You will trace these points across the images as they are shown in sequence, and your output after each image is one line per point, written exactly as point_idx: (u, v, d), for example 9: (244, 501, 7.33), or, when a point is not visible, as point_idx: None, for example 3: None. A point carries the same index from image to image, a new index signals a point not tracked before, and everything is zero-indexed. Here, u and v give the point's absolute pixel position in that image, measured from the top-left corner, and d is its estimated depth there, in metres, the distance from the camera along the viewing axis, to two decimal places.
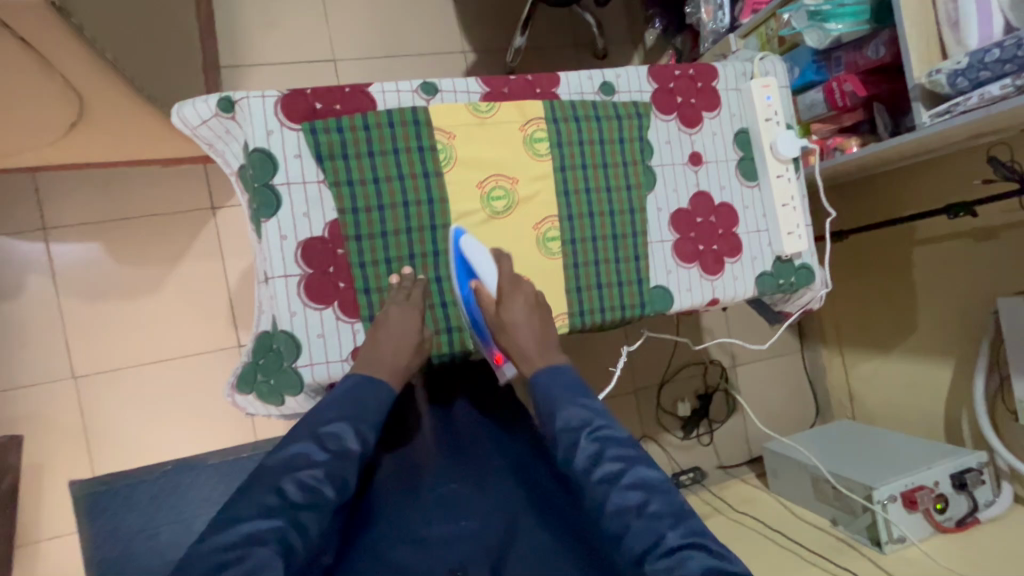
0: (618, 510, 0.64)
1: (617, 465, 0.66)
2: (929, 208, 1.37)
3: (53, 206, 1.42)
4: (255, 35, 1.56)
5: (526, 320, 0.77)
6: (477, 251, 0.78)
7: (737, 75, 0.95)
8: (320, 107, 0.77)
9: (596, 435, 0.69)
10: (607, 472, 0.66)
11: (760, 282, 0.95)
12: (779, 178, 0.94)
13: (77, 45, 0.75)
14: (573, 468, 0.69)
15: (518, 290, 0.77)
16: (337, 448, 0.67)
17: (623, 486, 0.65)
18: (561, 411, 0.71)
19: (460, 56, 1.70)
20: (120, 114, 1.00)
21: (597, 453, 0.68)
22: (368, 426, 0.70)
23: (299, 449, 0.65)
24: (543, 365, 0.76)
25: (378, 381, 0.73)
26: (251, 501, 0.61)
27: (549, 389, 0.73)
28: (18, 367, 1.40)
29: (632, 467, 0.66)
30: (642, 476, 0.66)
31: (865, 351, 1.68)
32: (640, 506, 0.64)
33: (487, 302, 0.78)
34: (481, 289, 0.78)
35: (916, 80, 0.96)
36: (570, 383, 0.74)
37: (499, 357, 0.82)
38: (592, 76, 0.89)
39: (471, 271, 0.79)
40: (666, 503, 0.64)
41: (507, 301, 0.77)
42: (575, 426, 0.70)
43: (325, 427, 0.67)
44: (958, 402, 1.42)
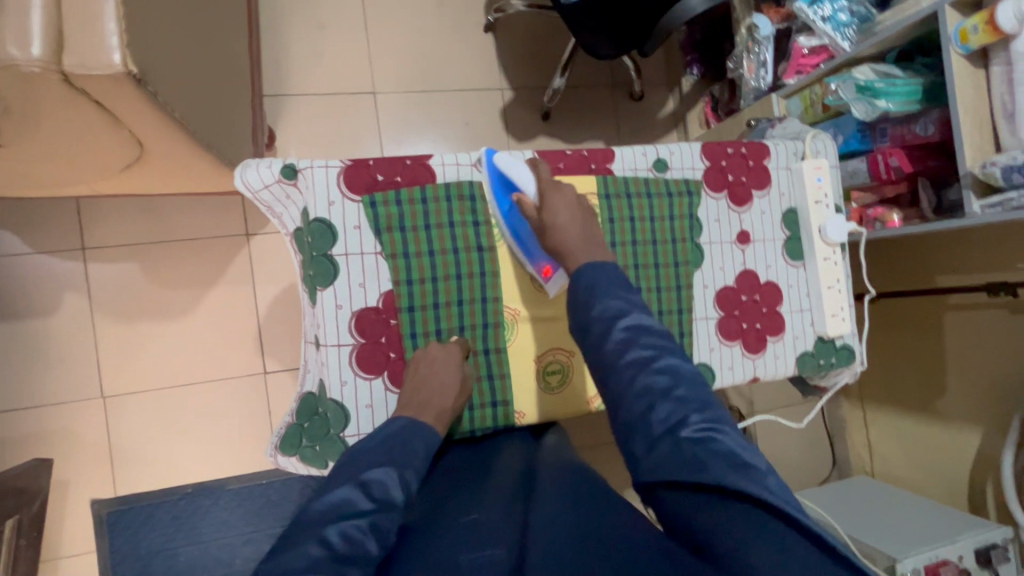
0: (646, 389, 0.59)
1: (651, 351, 0.61)
2: (967, 278, 1.37)
3: (95, 228, 1.44)
4: (299, 66, 1.58)
5: (571, 218, 0.75)
6: (517, 164, 0.79)
7: (788, 155, 0.96)
8: (381, 179, 0.79)
9: (630, 324, 0.64)
10: (636, 357, 0.61)
11: (800, 362, 0.95)
12: (826, 260, 0.94)
13: (148, 107, 0.76)
14: (601, 351, 0.63)
15: (560, 194, 0.77)
16: (384, 498, 0.57)
17: (654, 369, 0.60)
18: (598, 299, 0.66)
19: (498, 93, 1.72)
20: (176, 159, 1.01)
21: (631, 338, 0.62)
22: (413, 473, 0.62)
23: (342, 496, 0.57)
24: (585, 257, 0.72)
25: (422, 424, 0.69)
26: (296, 553, 0.51)
27: (587, 277, 0.69)
28: (50, 385, 1.41)
29: (664, 357, 0.61)
30: (672, 364, 0.61)
31: (890, 410, 1.65)
32: (669, 390, 0.59)
33: (529, 211, 0.77)
34: (524, 198, 0.77)
35: (968, 168, 0.96)
36: (612, 275, 0.69)
37: (547, 269, 0.79)
38: (646, 152, 0.90)
39: (514, 184, 0.79)
40: (696, 391, 0.59)
41: (547, 200, 0.76)
42: (611, 314, 0.65)
43: (369, 473, 0.59)
44: (985, 469, 1.39)
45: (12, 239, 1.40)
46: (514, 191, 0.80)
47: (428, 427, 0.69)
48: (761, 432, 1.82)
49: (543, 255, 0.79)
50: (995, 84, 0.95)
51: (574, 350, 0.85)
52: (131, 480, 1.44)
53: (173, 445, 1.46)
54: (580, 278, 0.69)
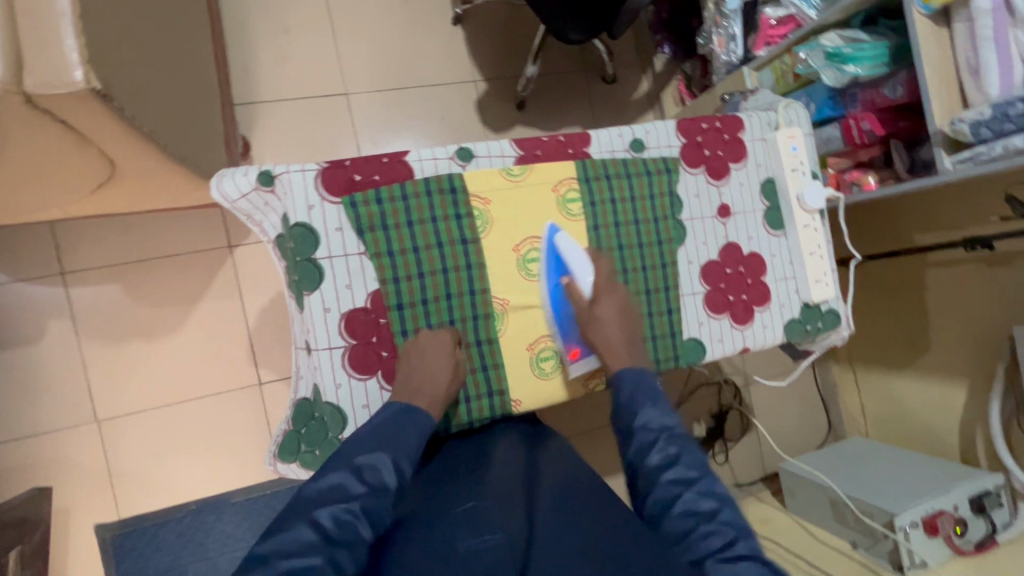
0: (687, 510, 0.59)
1: (691, 470, 0.63)
2: (945, 235, 1.40)
3: (73, 251, 1.42)
4: (268, 72, 1.56)
5: (615, 317, 0.80)
6: (575, 251, 0.82)
7: (762, 125, 0.97)
8: (359, 178, 0.78)
9: (673, 440, 0.66)
10: (678, 473, 0.63)
11: (788, 329, 0.96)
12: (806, 227, 0.96)
13: (116, 123, 0.75)
14: (643, 462, 0.65)
15: (612, 290, 0.82)
16: (376, 482, 0.59)
17: (696, 491, 0.61)
18: (642, 411, 0.70)
19: (471, 85, 1.71)
20: (149, 175, 1.00)
21: (674, 454, 0.65)
22: (406, 459, 0.63)
23: (336, 481, 0.58)
24: (630, 363, 0.77)
25: (415, 410, 0.70)
26: (286, 536, 0.52)
27: (631, 389, 0.73)
28: (41, 414, 1.39)
29: (706, 477, 0.63)
30: (713, 486, 0.62)
31: (879, 370, 1.68)
32: (711, 512, 0.59)
33: (578, 298, 0.82)
34: (574, 285, 0.82)
35: (938, 127, 0.98)
36: (652, 391, 0.73)
37: (575, 352, 0.84)
38: (623, 133, 0.90)
39: (566, 267, 0.83)
40: (736, 518, 0.60)
41: (601, 299, 0.81)
42: (655, 428, 0.68)
43: (362, 458, 0.61)
44: (973, 420, 1.43)
45: None
46: (564, 272, 0.84)
47: (422, 413, 0.70)
48: (756, 402, 1.85)
49: (576, 338, 0.84)
50: (958, 42, 0.97)
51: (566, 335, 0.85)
52: (133, 501, 1.43)
53: (173, 464, 1.45)
54: (623, 384, 0.74)
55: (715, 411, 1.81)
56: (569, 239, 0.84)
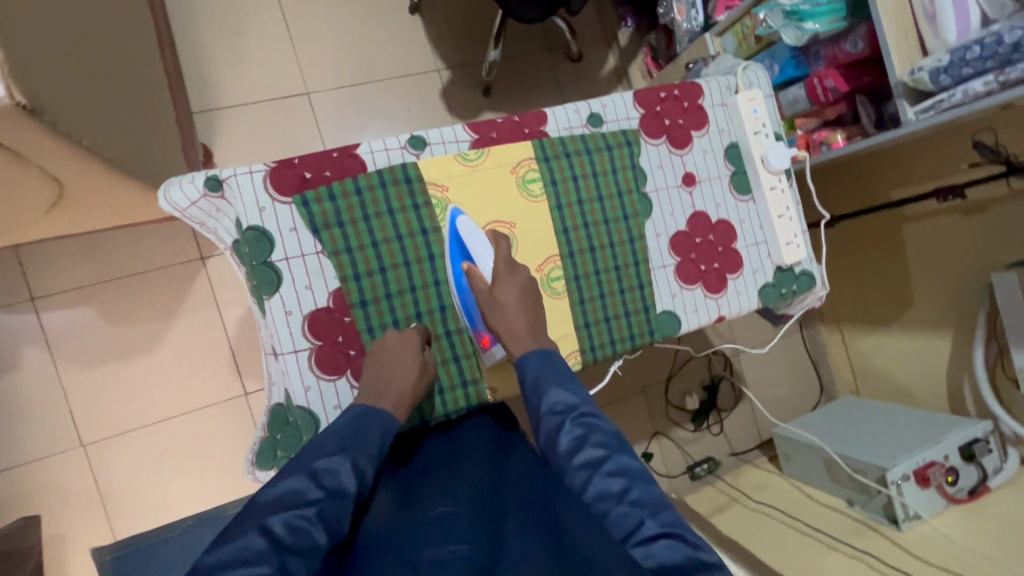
0: (599, 496, 0.58)
1: (600, 449, 0.61)
2: (918, 187, 1.39)
3: (41, 276, 1.39)
4: (224, 77, 1.53)
5: (519, 302, 0.75)
6: (474, 232, 0.78)
7: (721, 90, 0.95)
8: (309, 176, 0.77)
9: (581, 420, 0.64)
10: (587, 455, 0.61)
11: (763, 294, 0.96)
12: (773, 190, 0.94)
13: (52, 139, 0.73)
14: (555, 449, 0.63)
15: (515, 273, 0.77)
16: (334, 486, 0.59)
17: (605, 472, 0.60)
18: (549, 392, 0.67)
19: (434, 75, 1.67)
20: (103, 191, 0.97)
21: (581, 436, 0.63)
22: (367, 460, 0.64)
23: (291, 486, 0.58)
24: (534, 347, 0.73)
25: (378, 410, 0.70)
26: (235, 543, 0.51)
27: (537, 372, 0.70)
28: (25, 444, 1.38)
29: (614, 455, 0.61)
30: (623, 464, 0.61)
31: (865, 327, 1.69)
32: (622, 492, 0.58)
33: (480, 284, 0.76)
34: (474, 271, 0.76)
35: (899, 78, 0.97)
36: (558, 369, 0.70)
37: (486, 339, 0.79)
38: (579, 108, 0.89)
39: (466, 253, 0.79)
40: (647, 492, 0.59)
41: (502, 283, 0.76)
42: (561, 410, 0.65)
43: (321, 462, 0.61)
44: (959, 371, 1.43)
45: None
46: (467, 259, 0.79)
47: (383, 411, 0.70)
48: (747, 370, 1.85)
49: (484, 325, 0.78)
50: None
51: None
52: (128, 523, 1.42)
53: (165, 482, 1.44)
54: (527, 370, 0.70)
55: (706, 382, 1.81)
56: (471, 222, 0.79)
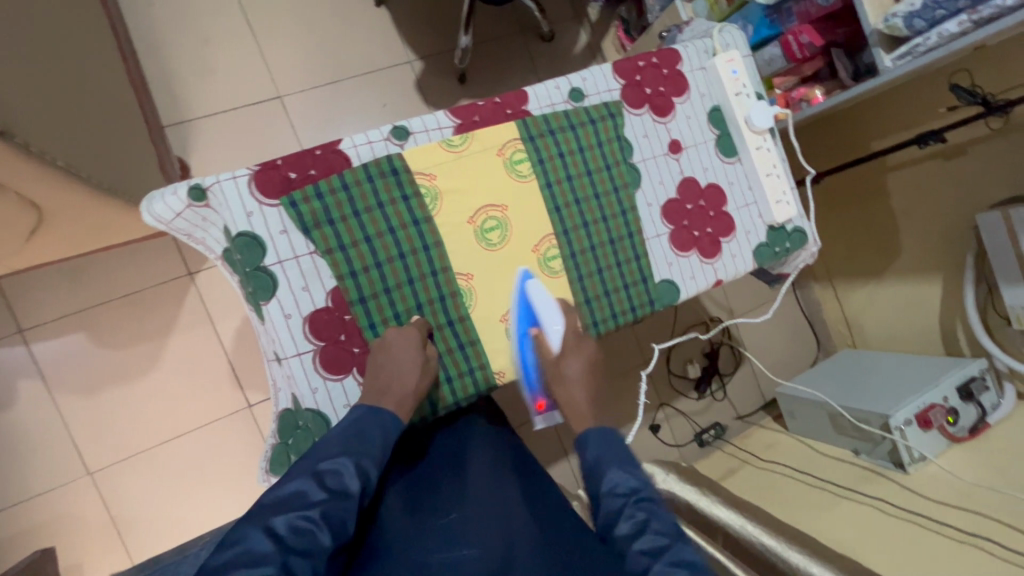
0: None
1: (660, 537, 0.57)
2: (898, 135, 1.40)
3: (27, 306, 1.36)
4: (193, 87, 1.49)
5: (582, 379, 0.78)
6: (546, 302, 0.80)
7: (699, 54, 0.95)
8: (294, 176, 0.75)
9: (642, 505, 0.62)
10: (645, 543, 0.57)
11: (758, 254, 0.96)
12: (759, 149, 0.95)
13: (25, 160, 0.71)
14: (613, 532, 0.61)
15: (579, 348, 0.80)
16: (337, 487, 0.59)
17: (664, 561, 0.54)
18: (610, 473, 0.67)
19: (407, 67, 1.65)
20: (82, 212, 0.95)
21: (641, 523, 0.60)
22: (369, 460, 0.63)
23: (295, 487, 0.57)
24: (594, 424, 0.74)
25: (380, 411, 0.69)
26: (238, 543, 0.51)
27: (597, 454, 0.70)
28: (31, 477, 1.36)
29: (675, 544, 0.57)
30: (683, 554, 0.55)
31: (856, 280, 1.71)
32: None
33: (546, 354, 0.79)
34: (543, 341, 0.79)
35: (873, 27, 0.98)
36: (621, 451, 0.70)
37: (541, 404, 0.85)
38: (559, 84, 0.88)
39: (537, 320, 0.81)
40: None
41: (568, 358, 0.79)
42: (622, 494, 0.64)
43: (324, 464, 0.61)
44: (951, 314, 1.46)
45: None
46: (535, 323, 0.81)
47: (388, 414, 0.69)
48: (745, 333, 1.88)
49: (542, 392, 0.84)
50: None
51: None
52: (145, 546, 1.41)
53: (177, 500, 1.43)
54: (587, 447, 0.70)
55: (706, 349, 1.83)
56: (541, 288, 0.81)
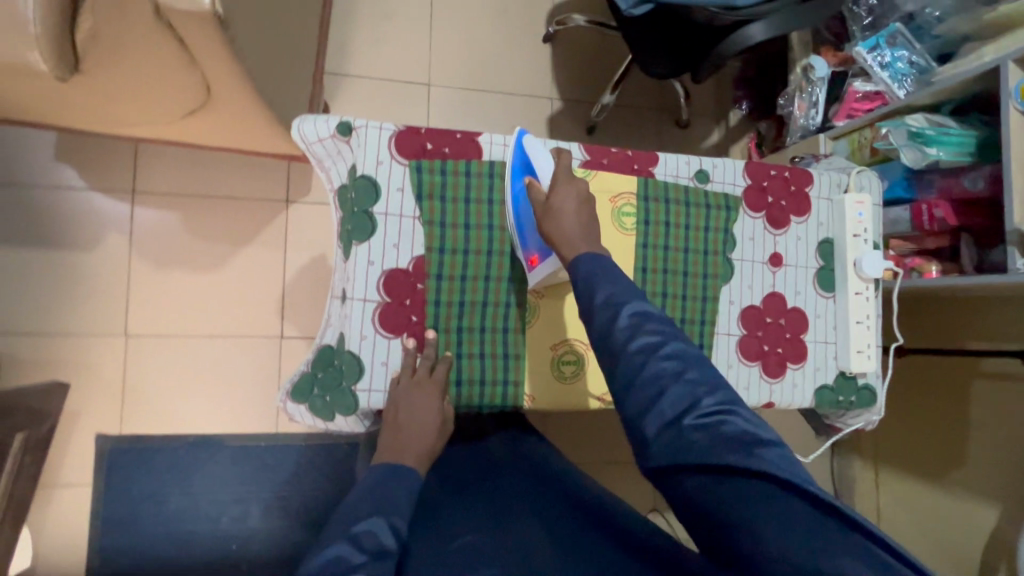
0: (656, 377, 0.55)
1: (657, 333, 0.58)
2: (1002, 343, 1.33)
3: (147, 173, 1.51)
4: (362, 50, 1.65)
5: (576, 212, 0.71)
6: (538, 152, 0.78)
7: (832, 186, 0.96)
8: (429, 147, 0.81)
9: (634, 306, 0.60)
10: (644, 339, 0.57)
11: (819, 395, 0.93)
12: (858, 296, 0.93)
13: (224, 49, 0.81)
14: (606, 337, 0.59)
15: (572, 185, 0.74)
16: (375, 547, 0.58)
17: (662, 354, 0.56)
18: (600, 287, 0.63)
19: (547, 102, 1.75)
20: (236, 111, 1.06)
21: (638, 323, 0.59)
22: (399, 516, 0.63)
23: (334, 553, 0.57)
24: (586, 251, 0.68)
25: (404, 469, 0.70)
26: None
27: (587, 267, 0.65)
28: (78, 317, 1.46)
29: (673, 340, 0.57)
30: (680, 345, 0.58)
31: (904, 474, 1.59)
32: (679, 374, 0.55)
33: (538, 195, 0.75)
34: (534, 184, 0.75)
35: (1015, 224, 0.95)
36: (609, 263, 0.66)
37: (534, 258, 0.78)
38: (690, 161, 0.91)
39: (529, 170, 0.78)
40: (704, 374, 0.56)
41: (559, 192, 0.73)
42: (617, 300, 0.61)
43: (357, 527, 0.60)
44: (996, 552, 1.33)
45: (71, 173, 1.47)
46: (529, 174, 0.78)
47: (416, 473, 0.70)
48: None
49: (536, 244, 0.78)
50: None
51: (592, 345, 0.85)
52: (138, 421, 1.47)
53: (182, 393, 1.49)
54: (579, 267, 0.65)
55: None
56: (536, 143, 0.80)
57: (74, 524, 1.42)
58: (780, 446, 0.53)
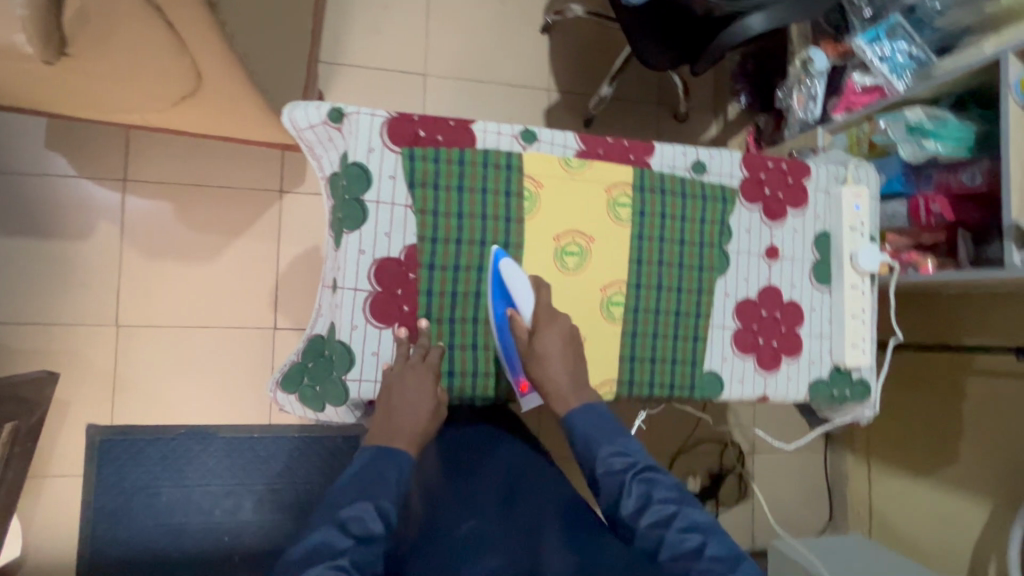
0: (673, 554, 0.63)
1: (667, 506, 0.66)
2: (998, 339, 1.32)
3: (138, 162, 1.49)
4: (357, 39, 1.63)
5: (560, 353, 0.77)
6: (514, 274, 0.79)
7: (830, 178, 0.95)
8: (423, 135, 0.80)
9: (641, 477, 0.69)
10: (655, 516, 0.66)
11: (812, 388, 0.92)
12: (853, 289, 0.92)
13: (213, 33, 0.80)
14: (620, 511, 0.68)
15: (554, 322, 0.78)
16: (361, 533, 0.59)
17: (676, 528, 0.64)
18: (605, 454, 0.72)
19: (544, 94, 1.74)
20: (228, 98, 1.04)
21: (647, 496, 0.68)
22: (387, 499, 0.64)
23: (321, 538, 0.58)
24: (579, 403, 0.76)
25: (396, 451, 0.69)
26: None
27: (590, 435, 0.74)
28: (68, 307, 1.44)
29: (682, 508, 0.66)
30: (691, 516, 0.66)
31: (896, 470, 1.59)
32: (696, 548, 0.63)
33: (521, 330, 0.78)
34: (516, 318, 0.78)
35: (1013, 219, 0.95)
36: (608, 421, 0.75)
37: (523, 386, 0.81)
38: (687, 152, 0.90)
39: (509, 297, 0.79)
40: (719, 543, 0.63)
41: (543, 333, 0.77)
42: (620, 469, 0.70)
43: (344, 512, 0.61)
44: (988, 548, 1.34)
45: (60, 161, 1.45)
46: (509, 301, 0.80)
47: (404, 453, 0.70)
48: (758, 470, 1.77)
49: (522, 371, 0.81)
50: None
51: (585, 337, 0.83)
52: (129, 412, 1.45)
53: (174, 384, 1.48)
54: (577, 430, 0.74)
55: (714, 470, 1.74)
56: (513, 263, 0.80)
57: (65, 514, 1.41)
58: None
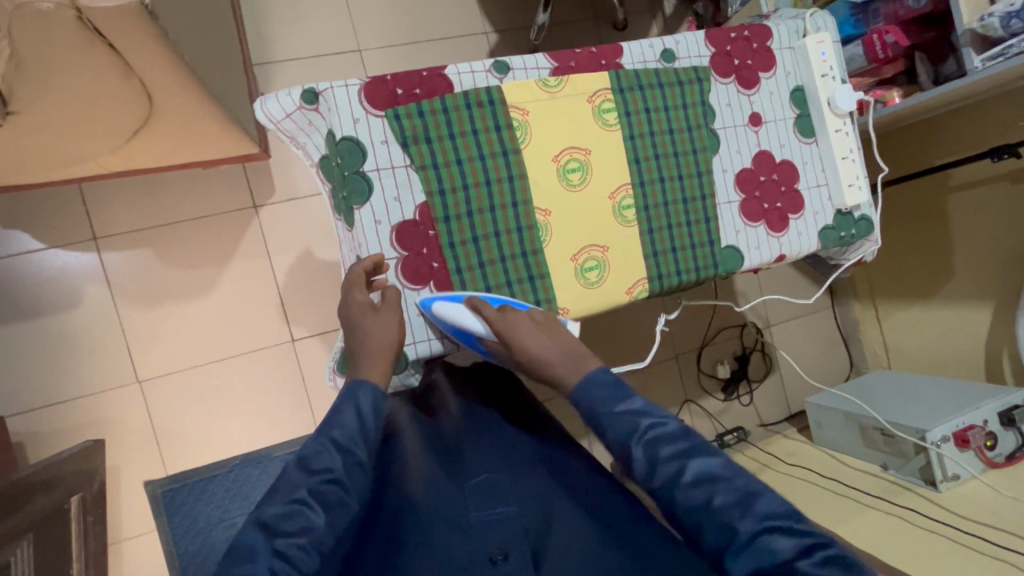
0: (688, 512, 0.55)
1: (675, 461, 0.57)
2: (967, 153, 1.40)
3: (103, 215, 1.44)
4: (280, 30, 1.56)
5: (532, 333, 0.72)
6: (449, 311, 0.76)
7: (790, 33, 0.97)
8: (401, 92, 0.80)
9: (644, 437, 0.59)
10: (666, 473, 0.57)
11: (823, 237, 0.98)
12: (838, 132, 0.96)
13: (158, 44, 0.77)
14: (631, 473, 0.60)
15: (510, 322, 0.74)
16: (320, 467, 0.59)
17: (687, 484, 0.56)
18: (602, 421, 0.63)
19: (482, 37, 1.70)
20: (183, 116, 1.01)
21: (651, 454, 0.58)
22: (346, 433, 0.62)
23: (285, 477, 0.59)
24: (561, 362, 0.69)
25: (358, 384, 0.67)
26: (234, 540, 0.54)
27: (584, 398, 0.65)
28: (84, 377, 1.43)
29: (691, 461, 0.57)
30: (703, 465, 0.56)
31: (901, 300, 1.69)
32: (708, 502, 0.54)
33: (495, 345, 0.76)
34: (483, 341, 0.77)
35: (967, 26, 0.99)
36: (606, 386, 0.65)
37: None
38: (653, 43, 0.91)
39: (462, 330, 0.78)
40: (737, 490, 0.54)
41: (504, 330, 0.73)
42: (622, 436, 0.60)
43: (304, 449, 0.61)
44: (998, 343, 1.43)
45: (24, 237, 1.40)
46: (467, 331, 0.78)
47: (363, 382, 0.67)
48: (777, 341, 1.87)
49: None
50: None
51: (608, 245, 0.86)
52: (179, 459, 1.47)
53: (212, 420, 1.49)
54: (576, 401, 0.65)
55: (738, 353, 1.83)
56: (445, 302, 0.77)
57: (152, 569, 1.44)
58: (830, 545, 0.50)
